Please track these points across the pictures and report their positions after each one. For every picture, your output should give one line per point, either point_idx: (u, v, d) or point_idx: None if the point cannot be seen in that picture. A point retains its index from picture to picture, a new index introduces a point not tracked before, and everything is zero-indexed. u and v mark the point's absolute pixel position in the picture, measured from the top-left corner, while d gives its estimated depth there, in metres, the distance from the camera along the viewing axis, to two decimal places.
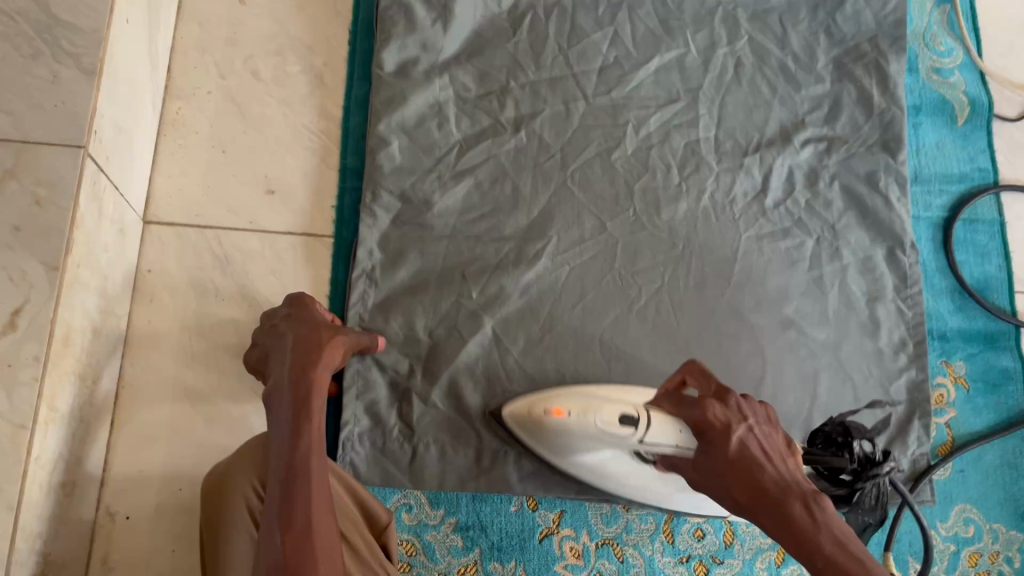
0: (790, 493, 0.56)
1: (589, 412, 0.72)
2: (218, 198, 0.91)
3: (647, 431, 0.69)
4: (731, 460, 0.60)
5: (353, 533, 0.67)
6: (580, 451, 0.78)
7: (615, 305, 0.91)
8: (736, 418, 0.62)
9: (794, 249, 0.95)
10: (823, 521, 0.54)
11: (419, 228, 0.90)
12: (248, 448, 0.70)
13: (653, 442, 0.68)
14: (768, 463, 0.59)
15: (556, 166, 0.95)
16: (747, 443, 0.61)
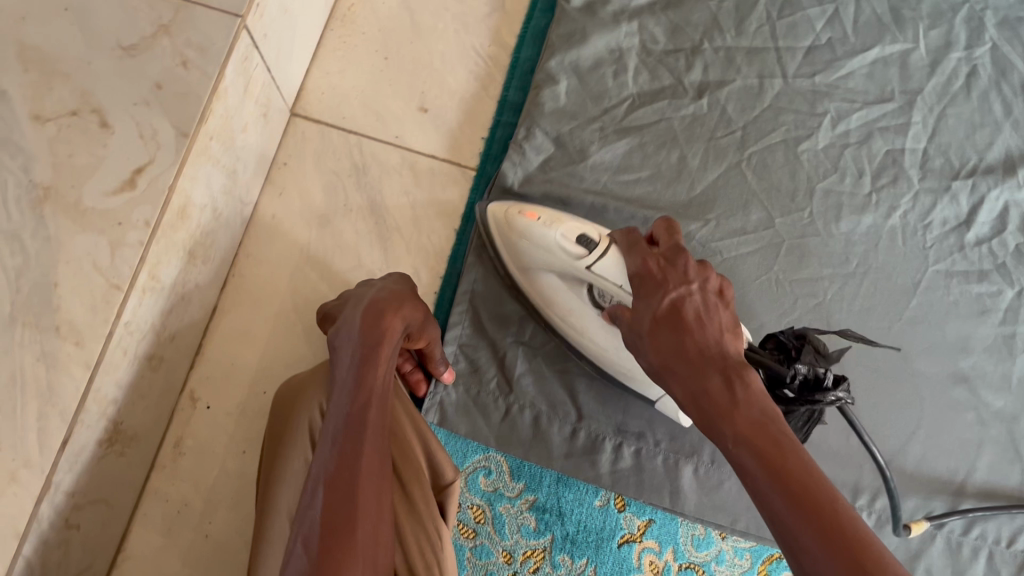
0: (710, 364, 0.49)
1: (554, 224, 0.68)
2: (368, 103, 0.87)
3: (598, 256, 0.65)
4: (659, 319, 0.53)
5: (412, 484, 0.62)
6: (539, 269, 0.73)
7: (763, 312, 0.81)
8: (676, 280, 0.54)
9: (987, 296, 0.81)
10: (742, 399, 0.47)
11: (569, 177, 0.83)
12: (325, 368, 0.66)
13: (600, 271, 0.65)
14: (697, 330, 0.51)
15: (733, 144, 0.85)
16: (682, 307, 0.53)
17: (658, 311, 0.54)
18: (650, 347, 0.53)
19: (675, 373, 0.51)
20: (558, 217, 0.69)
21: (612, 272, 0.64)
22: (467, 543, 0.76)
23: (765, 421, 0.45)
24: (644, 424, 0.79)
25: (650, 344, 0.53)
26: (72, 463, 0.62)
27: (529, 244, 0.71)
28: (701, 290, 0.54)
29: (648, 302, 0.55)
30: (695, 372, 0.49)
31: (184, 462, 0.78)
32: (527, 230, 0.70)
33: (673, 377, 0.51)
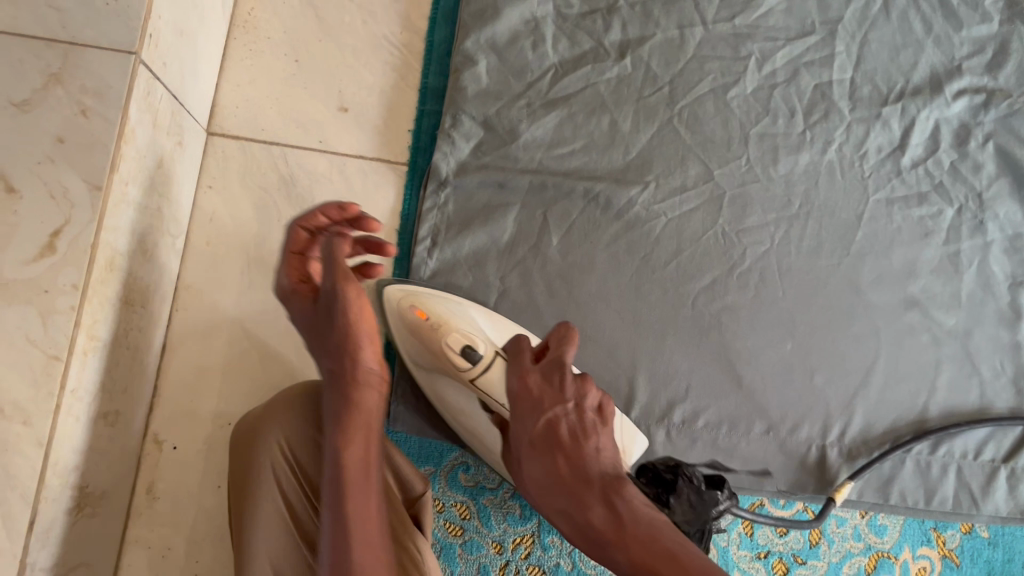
0: (592, 485, 0.57)
1: (443, 328, 0.69)
2: (285, 110, 0.83)
3: (483, 372, 0.68)
4: (535, 443, 0.60)
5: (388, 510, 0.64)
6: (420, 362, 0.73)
7: (712, 267, 0.81)
8: (552, 399, 0.61)
9: (929, 218, 0.82)
10: (625, 513, 0.54)
11: (503, 159, 0.81)
12: (276, 407, 0.68)
13: (486, 386, 0.68)
14: (574, 448, 0.58)
15: (662, 101, 0.83)
16: (557, 428, 0.60)
17: (519, 380, 0.63)
18: (528, 477, 0.60)
19: (552, 503, 0.58)
20: (446, 322, 0.70)
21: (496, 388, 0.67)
22: (456, 540, 0.77)
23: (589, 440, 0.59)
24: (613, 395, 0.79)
25: (528, 472, 0.60)
26: (44, 540, 0.61)
27: (418, 345, 0.72)
28: (570, 386, 0.61)
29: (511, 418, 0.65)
30: (539, 454, 0.60)
31: (160, 507, 0.77)
32: (415, 331, 0.71)
33: (558, 509, 0.58)
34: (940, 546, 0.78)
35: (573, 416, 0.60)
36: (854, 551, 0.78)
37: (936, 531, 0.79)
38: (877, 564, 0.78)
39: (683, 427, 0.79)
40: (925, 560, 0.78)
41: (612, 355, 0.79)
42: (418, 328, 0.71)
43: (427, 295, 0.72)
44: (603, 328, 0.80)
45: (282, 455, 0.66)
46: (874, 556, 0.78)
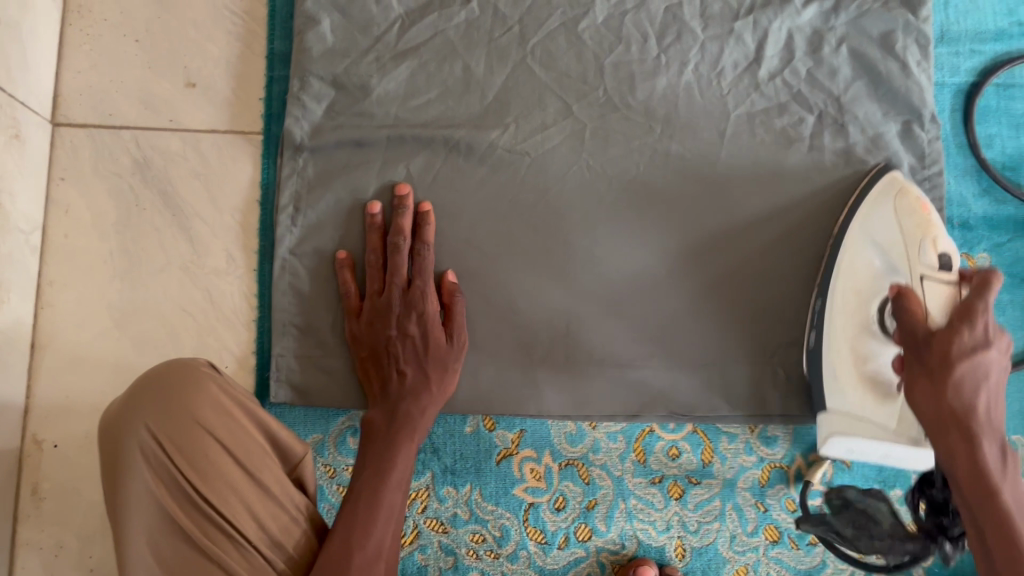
0: (949, 421, 0.61)
1: (926, 228, 0.70)
2: (131, 92, 0.81)
3: (934, 280, 0.67)
4: (938, 359, 0.63)
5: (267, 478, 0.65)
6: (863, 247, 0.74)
7: (581, 202, 0.80)
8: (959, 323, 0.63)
9: (791, 127, 0.82)
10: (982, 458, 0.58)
11: (357, 117, 0.80)
12: (143, 382, 0.65)
13: (930, 291, 0.67)
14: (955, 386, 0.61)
15: (513, 41, 0.82)
16: (954, 346, 0.62)
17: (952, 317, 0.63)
18: (920, 403, 0.64)
19: (938, 434, 0.62)
20: (929, 224, 0.70)
21: (930, 293, 0.66)
22: None
23: (979, 369, 0.62)
24: (494, 341, 0.78)
25: (920, 382, 0.64)
26: None
27: (902, 231, 0.71)
28: (970, 338, 0.62)
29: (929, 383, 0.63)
30: (932, 379, 0.63)
31: (47, 507, 0.76)
32: (913, 211, 0.71)
33: (948, 436, 0.61)
34: None
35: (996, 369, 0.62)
36: (747, 465, 0.80)
37: None
38: (770, 475, 0.80)
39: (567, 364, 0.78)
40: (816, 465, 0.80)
41: (490, 301, 0.79)
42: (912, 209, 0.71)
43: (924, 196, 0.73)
44: (476, 275, 0.79)
45: (151, 437, 0.63)
46: (767, 469, 0.80)
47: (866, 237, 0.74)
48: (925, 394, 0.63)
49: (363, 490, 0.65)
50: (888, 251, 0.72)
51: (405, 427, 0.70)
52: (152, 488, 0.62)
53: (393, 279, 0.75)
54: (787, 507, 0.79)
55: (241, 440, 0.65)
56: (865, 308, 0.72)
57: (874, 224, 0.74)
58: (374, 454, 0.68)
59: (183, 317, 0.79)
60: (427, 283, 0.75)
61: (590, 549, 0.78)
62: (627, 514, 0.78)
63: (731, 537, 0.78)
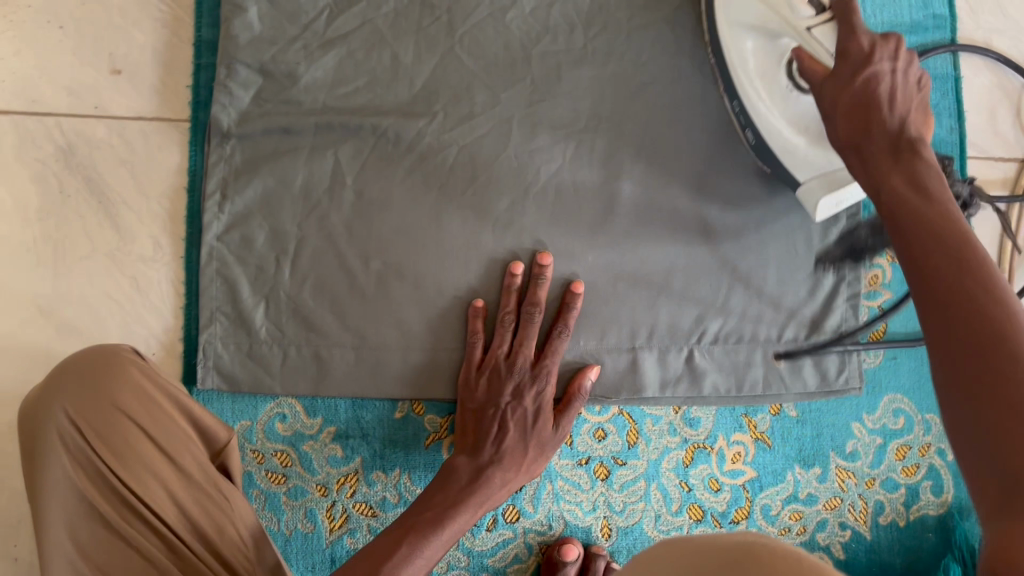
0: (879, 142, 0.58)
1: None
2: (54, 77, 0.80)
3: (820, 21, 0.68)
4: (855, 97, 0.60)
5: (191, 465, 0.64)
6: (739, 18, 0.76)
7: (509, 189, 0.81)
8: (860, 64, 0.60)
9: (714, 116, 0.84)
10: (914, 168, 0.55)
11: (285, 105, 0.80)
12: (63, 368, 0.64)
13: (816, 35, 0.67)
14: (890, 129, 0.58)
15: (441, 31, 0.83)
16: (877, 80, 0.60)
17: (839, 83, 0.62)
18: (839, 127, 0.61)
19: (884, 180, 0.56)
20: None
21: (821, 36, 0.67)
22: (280, 489, 0.80)
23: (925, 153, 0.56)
24: (423, 325, 0.80)
25: (840, 119, 0.61)
26: None
27: (755, 1, 0.73)
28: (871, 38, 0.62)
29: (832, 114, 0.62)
30: (842, 113, 0.61)
31: None
32: (744, 5, 0.76)
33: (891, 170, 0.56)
34: (752, 430, 0.83)
35: (900, 77, 0.60)
36: (672, 446, 0.82)
37: (748, 416, 0.83)
38: (694, 455, 0.82)
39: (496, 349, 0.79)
40: (739, 445, 0.82)
41: (418, 287, 0.80)
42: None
43: None
44: (405, 261, 0.80)
45: (70, 422, 0.62)
46: (691, 448, 0.82)
47: (728, 20, 0.78)
48: (858, 153, 0.60)
49: (402, 532, 0.65)
50: (759, 28, 0.74)
51: (470, 490, 0.71)
52: (71, 476, 0.61)
53: (522, 352, 0.77)
54: (710, 486, 0.82)
55: (162, 426, 0.64)
56: (777, 76, 0.75)
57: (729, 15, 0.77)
58: (446, 504, 0.70)
59: (108, 305, 0.79)
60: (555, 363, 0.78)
61: (517, 530, 0.79)
62: (554, 495, 0.80)
63: (656, 516, 0.81)
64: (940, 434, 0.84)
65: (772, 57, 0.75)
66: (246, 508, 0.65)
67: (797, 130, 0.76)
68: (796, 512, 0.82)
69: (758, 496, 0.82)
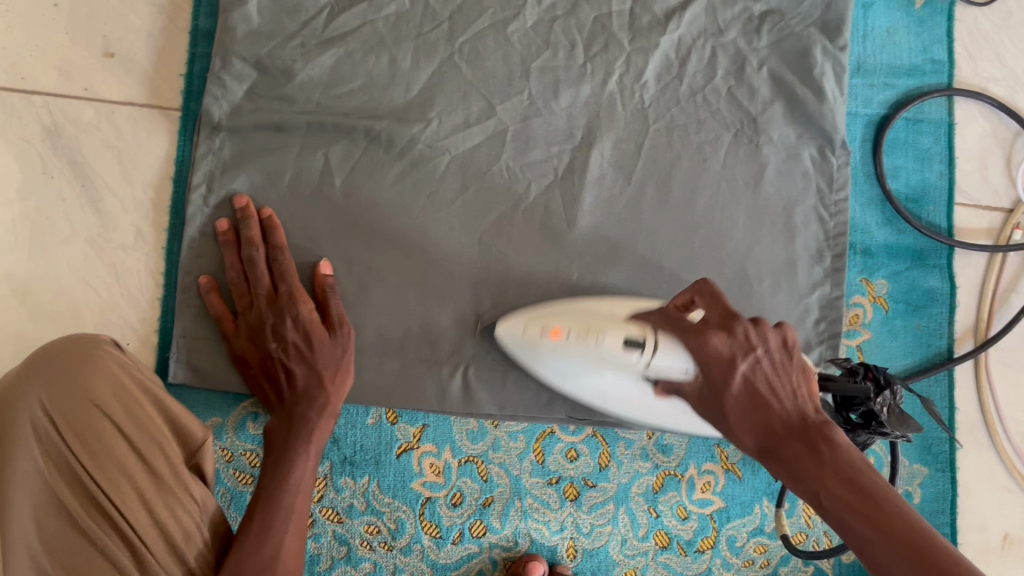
0: (725, 404, 0.60)
1: (590, 334, 0.68)
2: (46, 56, 0.79)
3: (654, 353, 0.65)
4: (732, 395, 0.60)
5: (162, 468, 0.64)
6: (569, 381, 0.73)
7: (499, 202, 0.81)
8: (743, 352, 0.60)
9: (707, 144, 0.84)
10: (748, 371, 0.60)
11: (278, 101, 0.79)
12: (41, 354, 0.63)
13: (660, 365, 0.65)
14: (773, 399, 0.59)
15: (442, 38, 0.82)
16: (752, 379, 0.60)
17: (705, 363, 0.61)
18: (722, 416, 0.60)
19: (751, 426, 0.59)
20: (588, 330, 0.69)
21: (664, 359, 0.64)
22: (246, 489, 0.79)
23: (752, 394, 0.60)
24: (403, 333, 0.78)
25: (700, 408, 0.62)
26: None
27: (575, 362, 0.70)
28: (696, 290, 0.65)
29: (720, 386, 0.60)
30: (734, 410, 0.60)
31: None
32: (553, 350, 0.71)
33: (754, 443, 0.59)
34: (723, 460, 0.83)
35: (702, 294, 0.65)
36: (643, 471, 0.82)
37: (720, 446, 0.83)
38: (664, 481, 0.82)
39: (474, 363, 0.79)
40: (710, 475, 0.82)
41: (400, 294, 0.79)
42: (555, 338, 0.70)
43: (562, 317, 0.71)
44: (388, 267, 0.79)
45: (45, 413, 0.61)
46: (662, 475, 0.82)
47: (534, 359, 0.73)
48: (704, 396, 0.62)
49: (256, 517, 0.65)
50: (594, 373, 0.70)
51: (300, 433, 0.71)
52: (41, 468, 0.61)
53: (285, 283, 0.74)
54: (678, 514, 0.81)
55: (137, 424, 0.64)
56: (601, 367, 0.69)
57: (552, 368, 0.72)
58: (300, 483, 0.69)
59: (84, 290, 0.77)
60: (293, 285, 0.74)
61: (483, 545, 0.79)
62: (522, 512, 0.79)
63: (622, 541, 0.80)
64: (908, 477, 0.85)
65: (613, 368, 0.68)
66: (209, 513, 0.66)
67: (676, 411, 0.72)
68: (760, 545, 0.82)
69: (724, 526, 0.82)
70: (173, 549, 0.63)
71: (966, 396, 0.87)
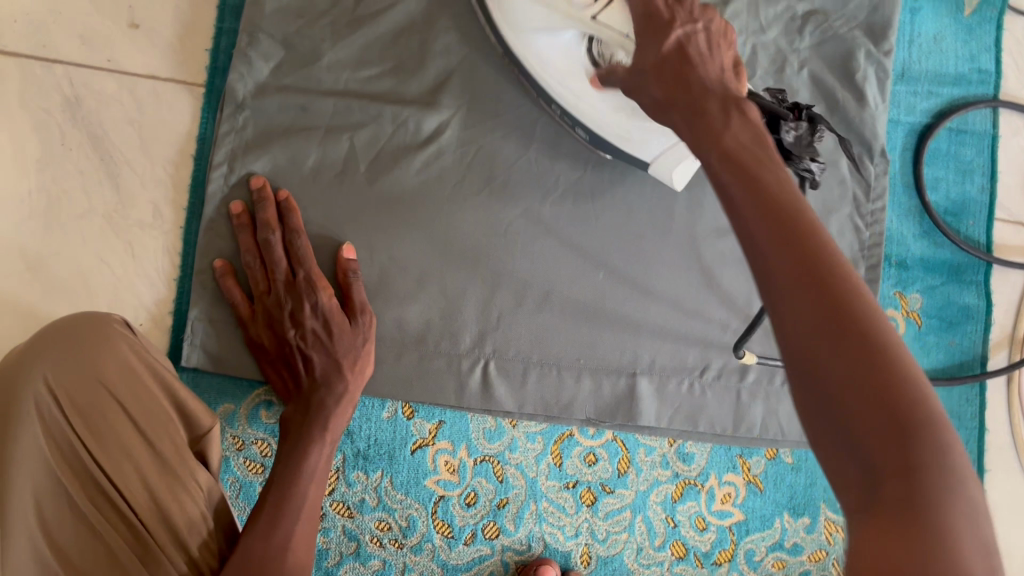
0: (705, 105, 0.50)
1: None
2: (68, 24, 0.76)
3: (605, 7, 0.61)
4: (665, 57, 0.53)
5: (169, 454, 0.62)
6: (536, 32, 0.69)
7: (526, 196, 0.79)
8: (686, 19, 0.54)
9: None
10: (695, 54, 0.53)
11: (304, 82, 0.77)
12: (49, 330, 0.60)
13: (604, 20, 0.61)
14: (700, 66, 0.52)
15: (475, 22, 0.80)
16: (687, 47, 0.53)
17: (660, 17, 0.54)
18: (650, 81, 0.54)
19: (700, 136, 0.49)
20: None
21: (608, 20, 0.61)
22: (257, 478, 0.76)
23: (687, 64, 0.53)
24: (423, 326, 0.76)
25: (652, 77, 0.54)
26: None
27: (531, 2, 0.66)
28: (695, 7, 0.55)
29: (652, 38, 0.54)
30: (656, 71, 0.54)
31: None
32: (516, 2, 0.67)
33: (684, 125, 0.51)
34: (746, 472, 0.81)
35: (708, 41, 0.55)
36: (663, 479, 0.79)
37: (743, 458, 0.81)
38: (684, 490, 0.79)
39: (495, 359, 0.77)
40: (731, 486, 0.80)
41: (421, 285, 0.76)
42: None
43: None
44: (410, 257, 0.77)
45: (50, 391, 0.59)
46: (682, 483, 0.80)
47: (515, 26, 0.72)
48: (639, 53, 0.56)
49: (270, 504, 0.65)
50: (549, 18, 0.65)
51: (317, 421, 0.70)
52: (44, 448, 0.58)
53: (302, 268, 0.72)
54: (696, 525, 0.79)
55: (144, 407, 0.62)
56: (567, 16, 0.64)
57: (517, 9, 0.68)
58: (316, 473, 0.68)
59: (99, 267, 0.75)
60: (311, 271, 0.72)
61: (495, 547, 0.77)
62: (537, 516, 0.78)
63: (638, 549, 0.79)
64: None
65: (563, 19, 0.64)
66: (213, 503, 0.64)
67: (617, 111, 0.71)
68: (779, 560, 0.80)
69: (743, 540, 0.80)
70: (177, 539, 0.61)
71: (996, 416, 0.85)
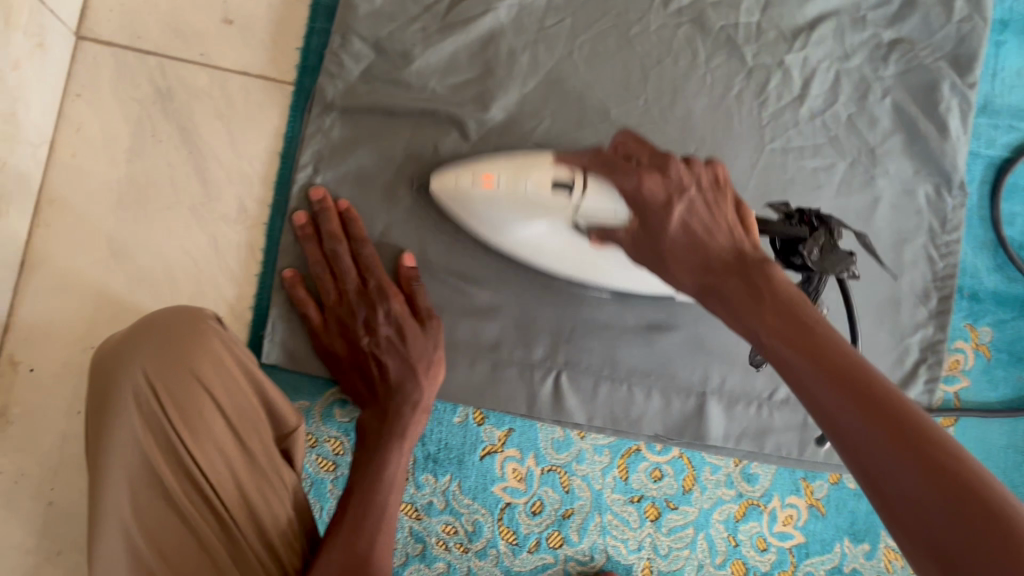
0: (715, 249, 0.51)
1: (519, 177, 0.65)
2: (164, 17, 0.77)
3: (583, 195, 0.62)
4: (661, 209, 0.54)
5: (258, 452, 0.62)
6: (507, 228, 0.70)
7: None
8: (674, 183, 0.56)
9: (822, 170, 0.82)
10: (690, 189, 0.54)
11: (391, 86, 0.77)
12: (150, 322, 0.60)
13: (588, 207, 0.62)
14: (709, 228, 0.53)
15: (563, 33, 0.80)
16: (686, 209, 0.54)
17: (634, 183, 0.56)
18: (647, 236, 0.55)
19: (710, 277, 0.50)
20: (519, 174, 0.66)
21: (592, 211, 0.62)
22: (327, 475, 0.78)
23: (687, 213, 0.54)
24: (499, 334, 0.77)
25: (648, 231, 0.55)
26: None
27: (500, 206, 0.68)
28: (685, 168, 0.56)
29: (637, 169, 0.56)
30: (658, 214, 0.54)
31: (13, 432, 0.71)
32: (486, 198, 0.68)
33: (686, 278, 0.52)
34: (808, 495, 0.82)
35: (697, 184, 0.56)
36: (726, 498, 0.81)
37: (806, 481, 0.82)
38: (746, 510, 0.81)
39: (567, 370, 0.77)
40: (793, 508, 0.82)
41: (498, 293, 0.77)
42: (485, 196, 0.67)
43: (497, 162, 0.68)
44: (489, 265, 0.77)
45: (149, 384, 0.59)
46: (744, 504, 0.81)
47: (472, 211, 0.71)
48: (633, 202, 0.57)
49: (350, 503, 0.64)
50: (524, 213, 0.67)
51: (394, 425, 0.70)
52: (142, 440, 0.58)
53: (373, 276, 0.73)
54: (757, 545, 0.81)
55: (236, 405, 0.62)
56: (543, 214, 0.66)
57: (483, 220, 0.70)
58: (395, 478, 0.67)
59: (183, 259, 0.76)
60: (381, 278, 0.73)
61: (559, 556, 0.78)
62: (601, 528, 0.78)
63: (698, 566, 0.80)
64: None
65: (540, 213, 0.67)
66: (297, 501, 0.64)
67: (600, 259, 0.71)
68: None
69: (802, 562, 0.81)
70: (263, 537, 0.61)
71: None
